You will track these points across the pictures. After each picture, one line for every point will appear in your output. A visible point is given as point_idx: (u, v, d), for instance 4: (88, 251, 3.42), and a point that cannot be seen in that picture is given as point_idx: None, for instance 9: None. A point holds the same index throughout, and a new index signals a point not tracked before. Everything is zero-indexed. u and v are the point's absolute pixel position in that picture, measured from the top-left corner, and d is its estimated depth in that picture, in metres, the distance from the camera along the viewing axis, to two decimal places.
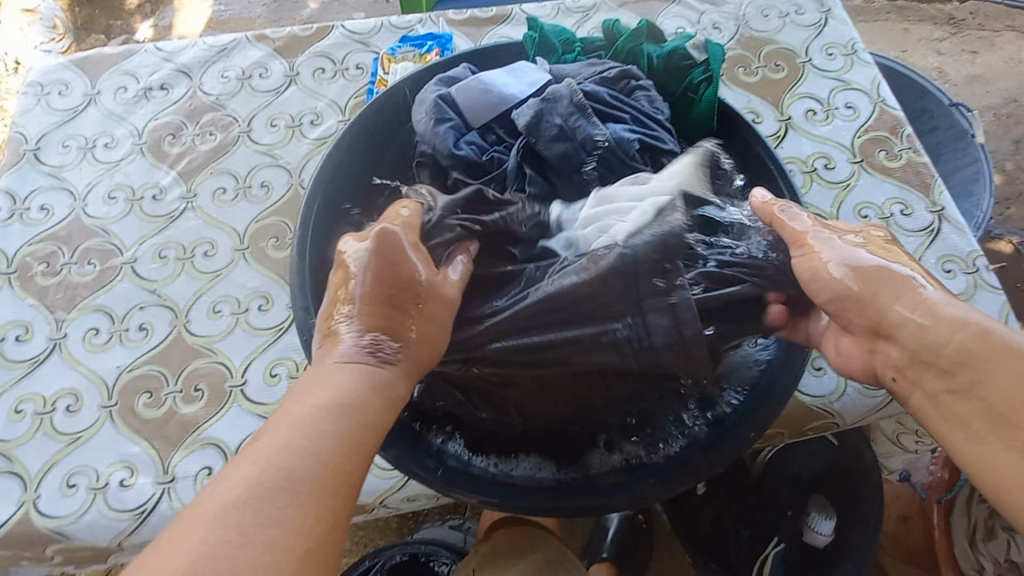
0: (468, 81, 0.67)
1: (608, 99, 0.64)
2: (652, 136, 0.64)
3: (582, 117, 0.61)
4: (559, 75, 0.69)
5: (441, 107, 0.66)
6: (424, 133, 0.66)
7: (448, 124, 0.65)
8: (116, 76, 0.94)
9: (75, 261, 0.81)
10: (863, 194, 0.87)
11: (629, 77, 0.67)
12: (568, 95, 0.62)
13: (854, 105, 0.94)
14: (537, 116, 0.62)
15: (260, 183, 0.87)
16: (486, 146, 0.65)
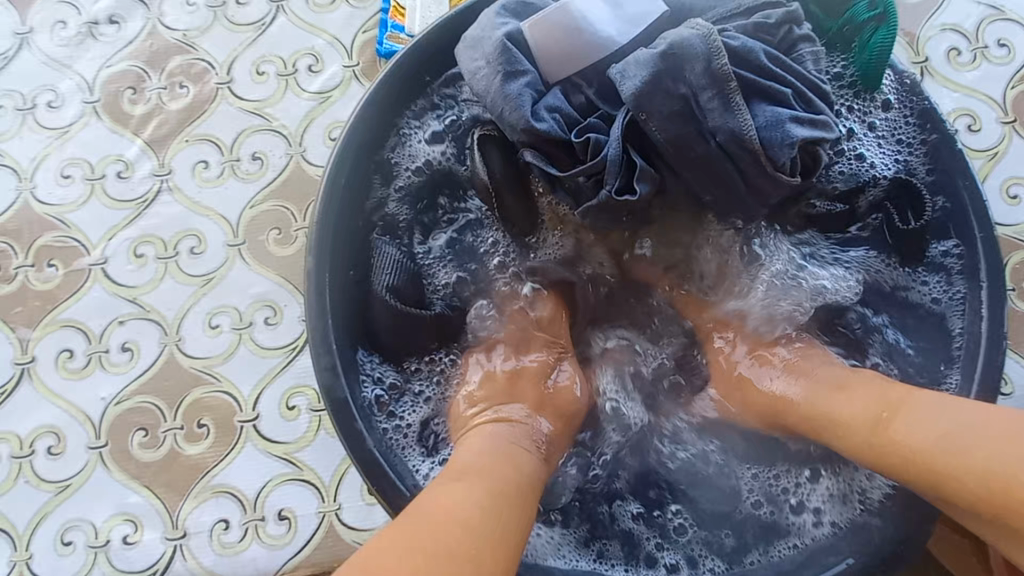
0: (550, 14, 0.46)
1: (765, 60, 0.43)
2: (817, 123, 0.43)
3: (721, 94, 0.41)
4: (679, 8, 0.48)
5: (512, 52, 0.45)
6: (486, 93, 0.46)
7: (521, 80, 0.45)
8: (49, 4, 0.72)
9: (33, 263, 0.65)
10: (1011, 166, 0.71)
11: (794, 22, 0.45)
12: (705, 53, 0.41)
13: (1008, 44, 0.73)
14: (655, 82, 0.42)
15: (251, 154, 0.68)
16: (575, 117, 0.46)
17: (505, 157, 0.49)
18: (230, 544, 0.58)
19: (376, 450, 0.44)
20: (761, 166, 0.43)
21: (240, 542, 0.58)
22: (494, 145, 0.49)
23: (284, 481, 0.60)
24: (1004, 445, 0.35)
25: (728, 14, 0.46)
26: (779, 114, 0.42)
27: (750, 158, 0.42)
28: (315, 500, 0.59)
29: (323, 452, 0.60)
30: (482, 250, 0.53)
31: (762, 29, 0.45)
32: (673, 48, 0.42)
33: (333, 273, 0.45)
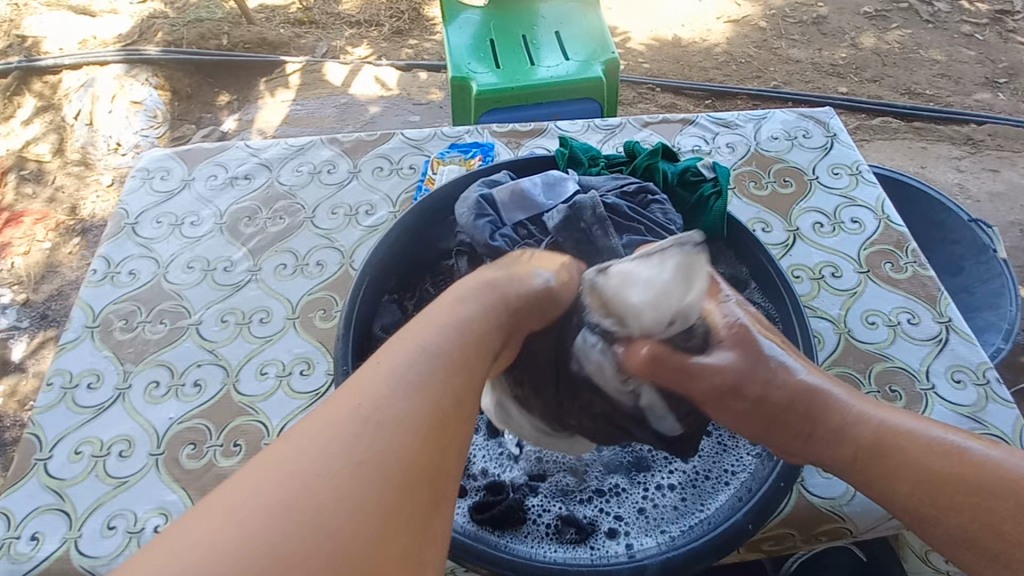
0: (508, 184, 0.78)
1: (628, 212, 0.72)
2: None
3: (604, 228, 0.70)
4: (586, 185, 0.80)
5: (481, 205, 0.76)
6: (465, 227, 0.76)
7: (485, 219, 0.75)
8: (209, 166, 1.12)
9: (151, 319, 0.92)
10: (871, 302, 0.90)
11: (647, 192, 0.76)
12: (591, 206, 0.71)
13: (859, 221, 0.99)
14: (565, 220, 0.71)
15: (316, 261, 0.98)
16: (518, 240, 0.74)
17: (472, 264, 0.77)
18: None
19: None
20: None
21: None
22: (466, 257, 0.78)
23: None
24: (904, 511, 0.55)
25: (610, 186, 0.76)
26: (634, 240, 0.69)
27: None
28: None
29: None
30: None
31: (626, 191, 0.75)
32: (573, 205, 0.72)
33: (355, 328, 0.71)
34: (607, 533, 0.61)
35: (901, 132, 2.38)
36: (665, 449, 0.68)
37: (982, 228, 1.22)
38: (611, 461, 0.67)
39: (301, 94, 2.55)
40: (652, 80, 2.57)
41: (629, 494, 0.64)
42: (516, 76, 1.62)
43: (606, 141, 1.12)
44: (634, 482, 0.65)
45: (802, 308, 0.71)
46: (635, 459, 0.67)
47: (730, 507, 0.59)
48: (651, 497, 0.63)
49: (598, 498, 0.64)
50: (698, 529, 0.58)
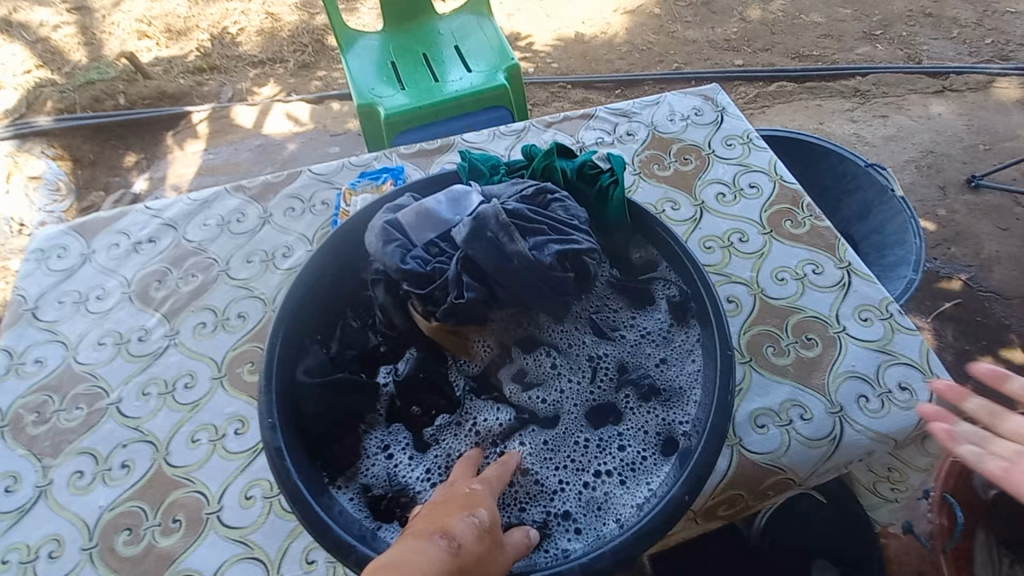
0: (413, 205, 0.79)
1: (530, 214, 0.75)
2: (570, 240, 0.74)
3: (509, 234, 0.72)
4: (488, 195, 0.82)
5: (389, 230, 0.76)
6: (376, 255, 0.75)
7: (394, 244, 0.75)
8: (109, 235, 1.07)
9: (65, 407, 0.87)
10: (777, 260, 0.95)
11: (545, 192, 0.79)
12: (494, 214, 0.72)
13: (756, 186, 1.05)
14: (471, 232, 0.72)
15: (237, 314, 0.95)
16: (429, 259, 0.76)
17: (388, 290, 0.77)
18: None
19: (298, 483, 0.61)
20: (546, 271, 0.71)
21: None
22: (381, 285, 0.77)
23: (237, 560, 0.73)
24: None
25: (511, 194, 0.79)
26: (540, 241, 0.73)
27: (536, 267, 0.71)
28: (262, 573, 0.72)
29: (271, 531, 0.75)
30: (400, 351, 0.78)
31: (527, 196, 0.79)
32: (477, 215, 0.73)
33: (279, 373, 0.68)
34: (558, 532, 0.62)
35: (797, 94, 2.53)
36: (605, 436, 0.70)
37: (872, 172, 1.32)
38: (556, 460, 0.68)
39: (213, 143, 2.47)
40: (563, 78, 2.64)
41: (574, 490, 0.66)
42: (423, 94, 1.63)
43: (513, 146, 1.14)
44: (579, 478, 0.66)
45: (705, 273, 0.73)
46: (577, 451, 0.69)
47: (670, 483, 0.61)
48: (598, 485, 0.65)
49: (545, 500, 0.65)
50: (643, 509, 0.60)
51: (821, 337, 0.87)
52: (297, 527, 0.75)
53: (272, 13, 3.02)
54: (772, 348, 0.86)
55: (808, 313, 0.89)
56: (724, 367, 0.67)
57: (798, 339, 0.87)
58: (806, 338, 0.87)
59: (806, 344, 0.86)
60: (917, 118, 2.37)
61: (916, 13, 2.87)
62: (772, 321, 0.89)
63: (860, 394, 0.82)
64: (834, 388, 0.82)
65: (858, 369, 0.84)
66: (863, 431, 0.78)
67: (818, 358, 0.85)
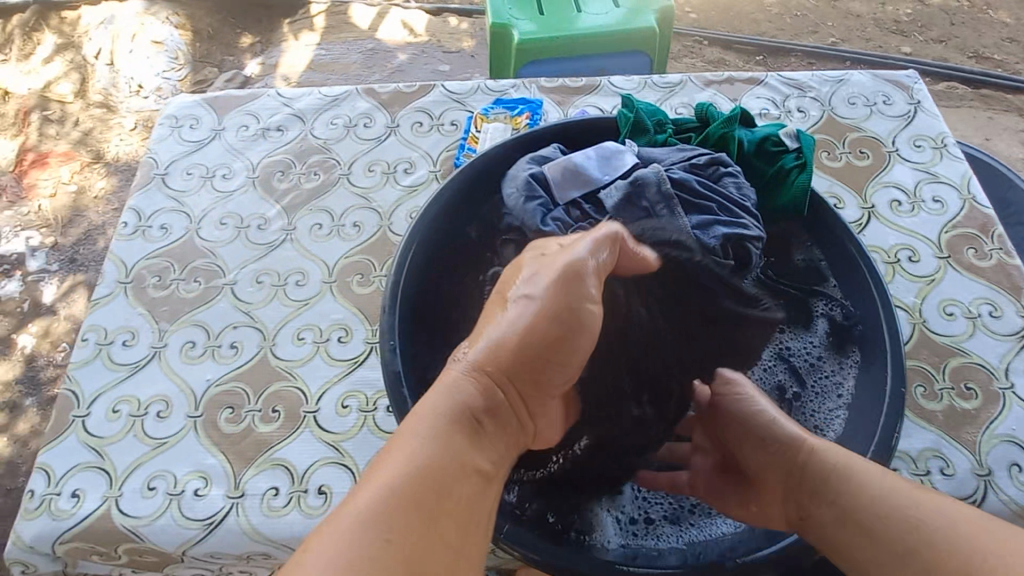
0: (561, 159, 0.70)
1: (697, 186, 0.65)
2: (738, 224, 0.63)
3: (668, 208, 0.63)
4: (646, 159, 0.71)
5: (533, 184, 0.69)
6: (514, 209, 0.69)
7: (537, 201, 0.68)
8: (240, 115, 1.06)
9: (184, 277, 0.89)
10: (949, 291, 0.83)
11: (718, 164, 0.68)
12: (655, 181, 0.64)
13: (941, 200, 0.91)
14: (625, 202, 0.65)
15: (353, 222, 0.93)
16: (570, 223, 0.68)
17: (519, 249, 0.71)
18: (276, 508, 0.72)
19: None
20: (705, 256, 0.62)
21: (284, 507, 0.72)
22: (512, 244, 0.71)
23: (327, 464, 0.74)
24: (898, 522, 0.51)
25: (673, 162, 0.69)
26: (704, 220, 0.63)
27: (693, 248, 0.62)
28: (349, 482, 0.73)
29: (362, 444, 0.76)
30: None
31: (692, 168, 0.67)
32: (634, 182, 0.64)
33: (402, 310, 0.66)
34: (647, 538, 0.61)
35: (968, 99, 2.19)
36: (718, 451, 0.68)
37: None
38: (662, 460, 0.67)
39: (326, 38, 2.43)
40: (699, 33, 2.39)
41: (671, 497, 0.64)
42: (561, 22, 1.49)
43: (664, 101, 1.03)
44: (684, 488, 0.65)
45: (892, 304, 0.65)
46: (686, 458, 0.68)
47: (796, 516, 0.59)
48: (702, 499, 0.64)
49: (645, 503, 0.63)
50: (758, 535, 0.59)
51: (983, 390, 0.76)
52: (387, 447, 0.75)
53: None
54: (923, 388, 0.76)
55: (973, 358, 0.78)
56: (892, 417, 0.60)
57: (955, 386, 0.76)
58: (965, 387, 0.76)
59: (964, 394, 0.76)
60: None
61: None
62: (928, 359, 0.78)
63: (1012, 463, 0.71)
64: (984, 450, 0.72)
65: (1016, 436, 0.73)
66: (1011, 504, 0.69)
67: (975, 412, 0.75)
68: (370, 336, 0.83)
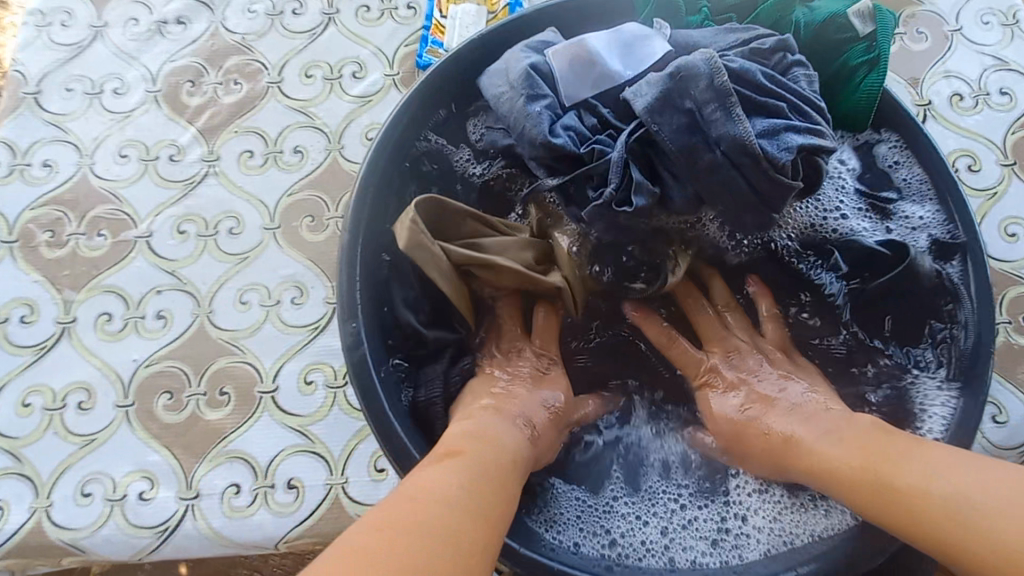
0: (568, 43, 0.50)
1: (762, 80, 0.46)
2: (814, 132, 0.46)
3: (722, 109, 0.44)
4: (683, 43, 0.50)
5: (532, 79, 0.49)
6: (509, 115, 0.50)
7: (541, 103, 0.49)
8: (124, 3, 0.79)
9: (84, 231, 0.70)
10: (1010, 208, 0.69)
11: (787, 49, 0.48)
12: (707, 73, 0.44)
13: (1010, 92, 0.73)
14: (665, 97, 0.45)
15: (293, 148, 0.73)
16: (586, 134, 0.49)
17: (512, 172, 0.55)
18: (240, 508, 0.61)
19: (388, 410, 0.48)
20: (769, 177, 0.45)
21: (249, 506, 0.61)
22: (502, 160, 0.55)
23: (295, 453, 0.62)
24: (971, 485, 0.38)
25: (727, 46, 0.49)
26: (774, 124, 0.45)
27: (751, 164, 0.44)
28: (323, 472, 0.62)
29: (334, 427, 0.63)
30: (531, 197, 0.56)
31: (756, 54, 0.48)
32: (678, 72, 0.45)
33: (364, 283, 0.49)
34: (706, 550, 0.51)
35: None
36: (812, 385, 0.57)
37: None
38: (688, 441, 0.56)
39: None
40: None
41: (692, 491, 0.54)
42: None
43: None
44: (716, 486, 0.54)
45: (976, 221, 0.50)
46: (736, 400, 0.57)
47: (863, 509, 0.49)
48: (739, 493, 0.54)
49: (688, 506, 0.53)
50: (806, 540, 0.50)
51: None
52: (364, 427, 0.63)
53: None
54: None
55: None
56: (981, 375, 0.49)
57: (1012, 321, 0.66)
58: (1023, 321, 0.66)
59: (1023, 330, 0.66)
60: None
61: None
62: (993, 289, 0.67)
63: None
64: None
65: None
66: None
67: None
68: (331, 295, 0.68)
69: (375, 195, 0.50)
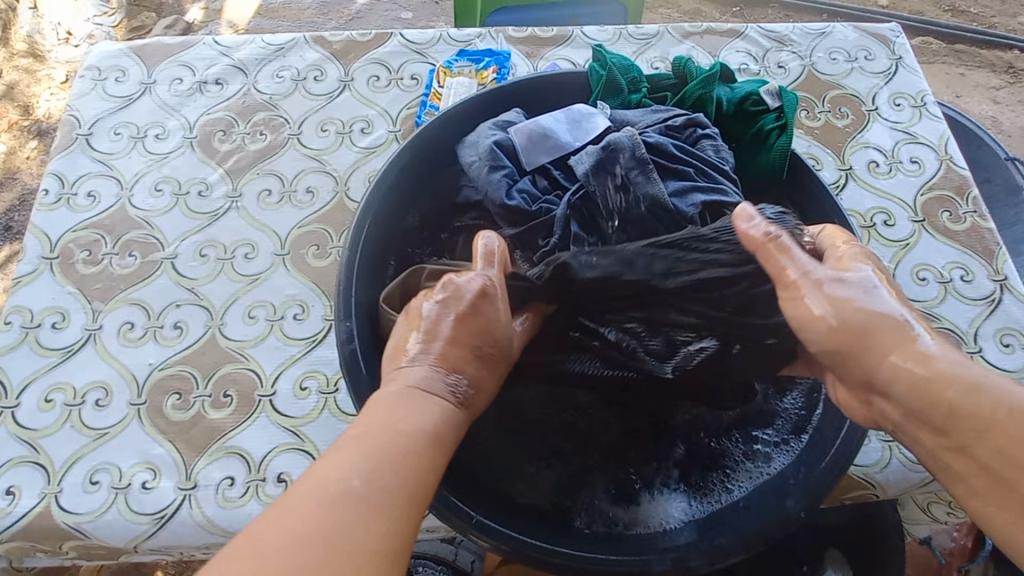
0: (525, 124, 0.65)
1: (673, 151, 0.61)
2: (717, 190, 0.60)
3: (643, 173, 0.59)
4: (619, 122, 0.67)
5: (496, 154, 0.64)
6: (478, 179, 0.64)
7: (501, 172, 0.64)
8: (172, 66, 0.94)
9: (117, 252, 0.81)
10: (921, 256, 0.82)
11: (696, 126, 0.64)
12: (630, 147, 0.59)
13: (919, 161, 0.89)
14: (598, 164, 0.60)
15: (306, 188, 0.86)
16: (537, 195, 0.63)
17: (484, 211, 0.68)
18: (232, 499, 0.68)
19: (371, 397, 0.56)
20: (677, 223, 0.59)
21: (241, 498, 0.68)
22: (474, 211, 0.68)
23: (285, 450, 0.70)
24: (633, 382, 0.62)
25: (651, 123, 0.65)
26: (682, 187, 0.59)
27: (666, 217, 0.59)
28: None
29: (323, 428, 0.72)
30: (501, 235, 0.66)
31: (671, 130, 0.64)
32: (608, 146, 0.60)
33: (358, 296, 0.60)
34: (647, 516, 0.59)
35: (940, 55, 2.15)
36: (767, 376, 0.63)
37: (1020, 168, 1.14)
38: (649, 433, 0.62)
39: None
40: None
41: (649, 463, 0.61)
42: None
43: (640, 55, 0.97)
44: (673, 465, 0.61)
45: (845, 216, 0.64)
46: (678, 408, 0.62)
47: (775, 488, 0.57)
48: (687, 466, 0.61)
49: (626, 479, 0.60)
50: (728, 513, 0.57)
51: (953, 355, 0.76)
52: None
53: None
54: None
55: (943, 324, 0.78)
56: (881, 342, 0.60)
57: None
58: None
59: None
60: None
61: None
62: None
63: None
64: None
65: None
66: None
67: None
68: (329, 313, 0.78)
69: (370, 234, 0.63)
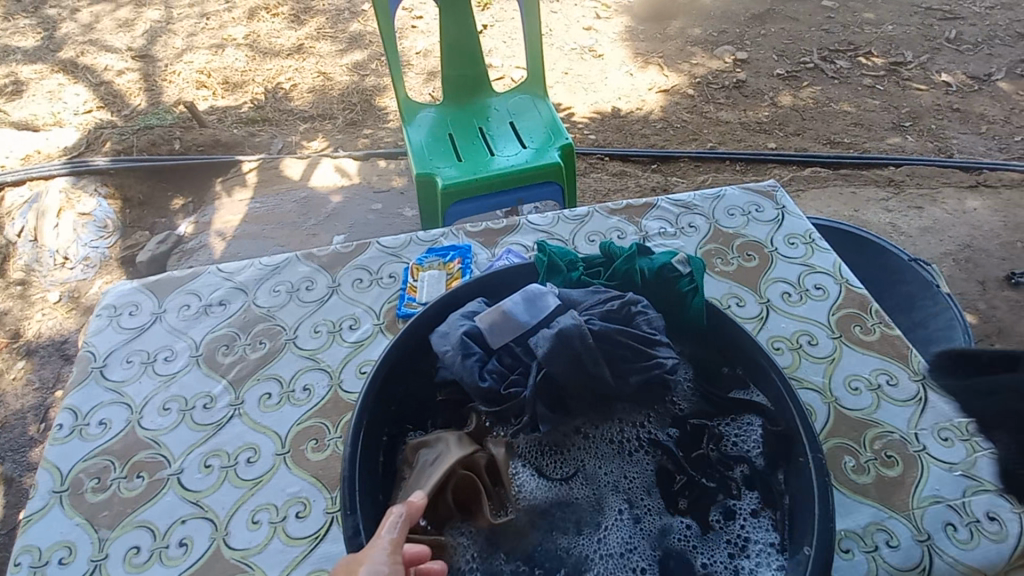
0: (491, 309, 0.80)
1: (616, 332, 0.74)
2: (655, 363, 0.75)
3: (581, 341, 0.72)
4: (568, 299, 0.81)
5: (466, 342, 0.78)
6: (452, 365, 0.77)
7: (472, 357, 0.77)
8: (181, 295, 1.09)
9: (125, 475, 0.86)
10: (850, 367, 0.95)
11: (629, 303, 0.78)
12: (578, 334, 0.71)
13: (823, 287, 1.05)
14: (555, 346, 0.72)
15: (302, 386, 0.95)
16: (506, 373, 0.78)
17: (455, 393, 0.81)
18: None
19: None
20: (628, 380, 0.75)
21: None
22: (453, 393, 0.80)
23: None
24: None
25: (593, 304, 0.79)
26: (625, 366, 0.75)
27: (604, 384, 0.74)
28: None
29: None
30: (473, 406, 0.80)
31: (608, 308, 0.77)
32: (560, 332, 0.72)
33: (361, 488, 0.67)
34: None
35: (831, 180, 2.53)
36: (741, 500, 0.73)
37: (924, 267, 1.32)
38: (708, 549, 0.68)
39: (259, 191, 2.55)
40: (599, 151, 2.71)
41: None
42: (477, 167, 1.67)
43: (577, 234, 1.17)
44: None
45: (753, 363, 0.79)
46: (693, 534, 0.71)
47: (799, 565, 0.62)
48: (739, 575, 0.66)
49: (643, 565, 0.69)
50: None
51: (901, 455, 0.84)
52: None
53: (323, 73, 3.16)
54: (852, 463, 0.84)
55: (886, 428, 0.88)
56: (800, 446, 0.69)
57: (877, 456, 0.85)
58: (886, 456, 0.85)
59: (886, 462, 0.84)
60: (952, 210, 2.34)
61: (943, 107, 2.91)
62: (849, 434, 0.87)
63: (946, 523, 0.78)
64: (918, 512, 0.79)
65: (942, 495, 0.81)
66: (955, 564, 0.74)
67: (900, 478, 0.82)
68: (330, 506, 0.82)
69: (368, 432, 0.72)
